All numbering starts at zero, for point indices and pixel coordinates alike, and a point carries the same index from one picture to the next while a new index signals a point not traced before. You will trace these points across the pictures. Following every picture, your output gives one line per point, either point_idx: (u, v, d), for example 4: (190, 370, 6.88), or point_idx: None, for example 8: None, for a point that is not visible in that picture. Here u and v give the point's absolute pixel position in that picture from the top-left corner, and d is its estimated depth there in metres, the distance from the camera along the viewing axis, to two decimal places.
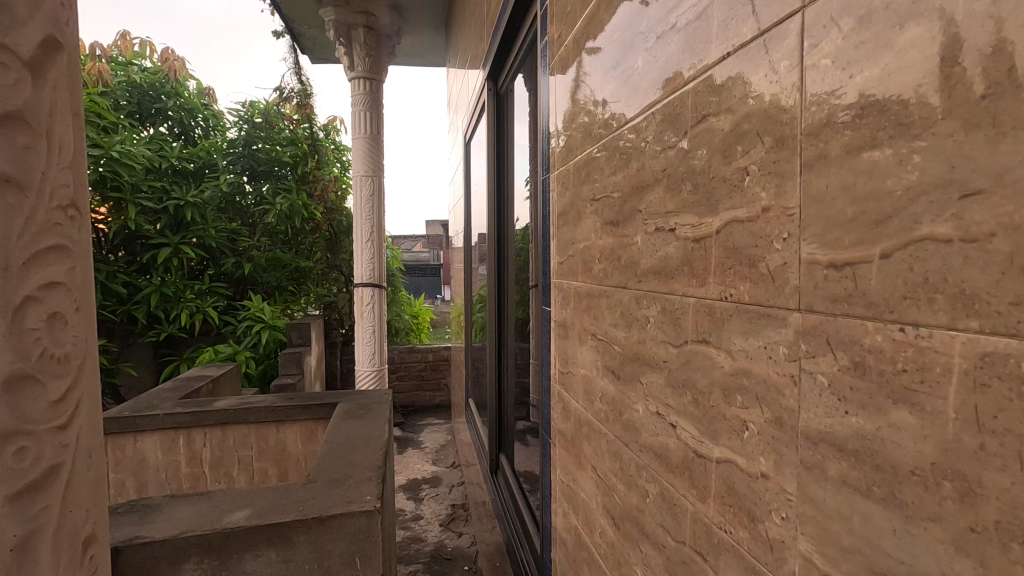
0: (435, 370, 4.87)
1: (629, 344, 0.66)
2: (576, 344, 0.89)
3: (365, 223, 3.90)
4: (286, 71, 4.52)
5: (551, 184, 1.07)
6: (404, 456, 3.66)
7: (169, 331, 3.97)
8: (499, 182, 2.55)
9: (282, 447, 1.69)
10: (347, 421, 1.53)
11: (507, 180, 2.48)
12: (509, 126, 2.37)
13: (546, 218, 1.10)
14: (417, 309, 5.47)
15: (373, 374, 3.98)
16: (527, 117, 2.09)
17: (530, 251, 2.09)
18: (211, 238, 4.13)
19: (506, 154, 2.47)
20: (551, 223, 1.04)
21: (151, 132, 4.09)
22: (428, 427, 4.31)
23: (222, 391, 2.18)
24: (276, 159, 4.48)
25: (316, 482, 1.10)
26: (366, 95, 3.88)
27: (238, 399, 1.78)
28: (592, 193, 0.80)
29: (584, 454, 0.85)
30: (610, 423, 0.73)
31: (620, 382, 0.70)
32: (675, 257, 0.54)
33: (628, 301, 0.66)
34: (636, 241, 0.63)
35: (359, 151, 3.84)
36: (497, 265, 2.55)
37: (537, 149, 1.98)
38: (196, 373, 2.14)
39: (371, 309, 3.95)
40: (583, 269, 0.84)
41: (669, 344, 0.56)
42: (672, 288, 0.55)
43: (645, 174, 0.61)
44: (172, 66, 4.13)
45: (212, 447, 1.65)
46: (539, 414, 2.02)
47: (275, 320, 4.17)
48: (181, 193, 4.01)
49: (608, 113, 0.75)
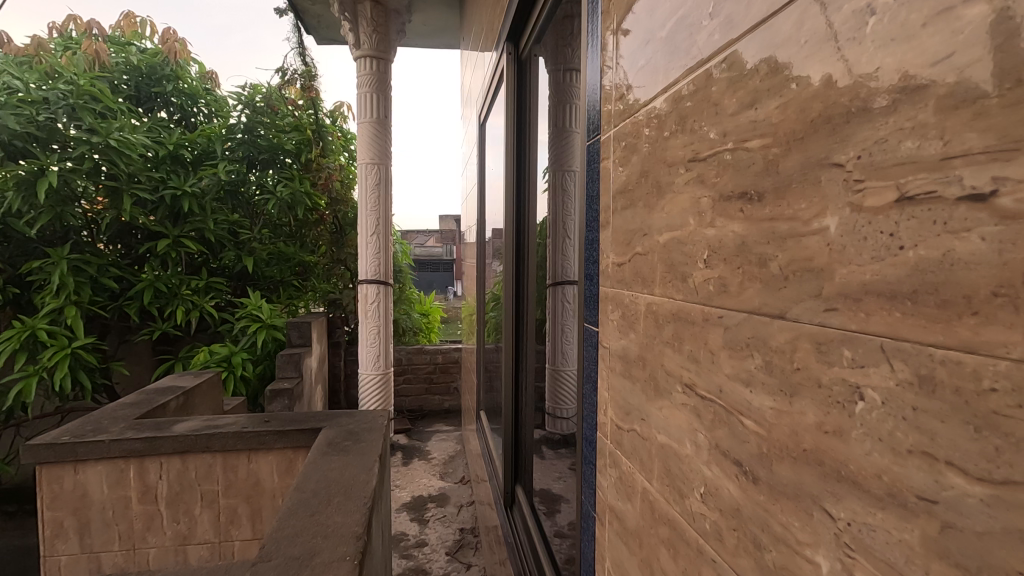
0: (445, 373, 4.59)
1: (790, 429, 0.34)
2: (648, 395, 0.57)
3: (370, 217, 3.61)
4: (289, 51, 4.30)
5: (600, 151, 0.75)
6: (409, 468, 3.39)
7: (164, 329, 3.72)
8: (518, 165, 2.20)
9: (255, 481, 1.41)
10: (329, 456, 1.23)
11: (528, 162, 2.13)
12: (533, 100, 2.03)
13: (590, 205, 0.78)
14: (427, 307, 5.18)
15: (378, 378, 3.69)
16: (556, 86, 1.75)
17: (557, 245, 1.77)
18: (210, 231, 3.84)
19: (527, 134, 2.12)
20: (601, 208, 0.73)
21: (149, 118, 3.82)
22: (436, 434, 4.04)
23: (197, 405, 1.90)
24: (278, 146, 4.18)
25: (269, 561, 0.80)
26: (373, 75, 3.57)
27: (205, 419, 1.50)
28: (688, 155, 0.48)
29: (659, 567, 0.54)
30: (727, 549, 0.42)
31: (760, 489, 0.38)
32: (994, 265, 0.22)
33: (793, 348, 0.34)
34: (826, 229, 0.31)
35: (363, 138, 3.57)
36: (515, 262, 2.20)
37: (570, 124, 1.65)
38: (164, 385, 1.86)
39: (376, 307, 3.66)
40: (667, 275, 0.52)
41: (944, 466, 0.24)
42: (970, 338, 0.23)
43: (854, 84, 0.29)
44: (171, 48, 3.82)
45: (169, 481, 1.38)
46: (566, 438, 1.69)
47: (274, 319, 3.87)
48: (178, 181, 3.70)
49: (726, 11, 0.43)
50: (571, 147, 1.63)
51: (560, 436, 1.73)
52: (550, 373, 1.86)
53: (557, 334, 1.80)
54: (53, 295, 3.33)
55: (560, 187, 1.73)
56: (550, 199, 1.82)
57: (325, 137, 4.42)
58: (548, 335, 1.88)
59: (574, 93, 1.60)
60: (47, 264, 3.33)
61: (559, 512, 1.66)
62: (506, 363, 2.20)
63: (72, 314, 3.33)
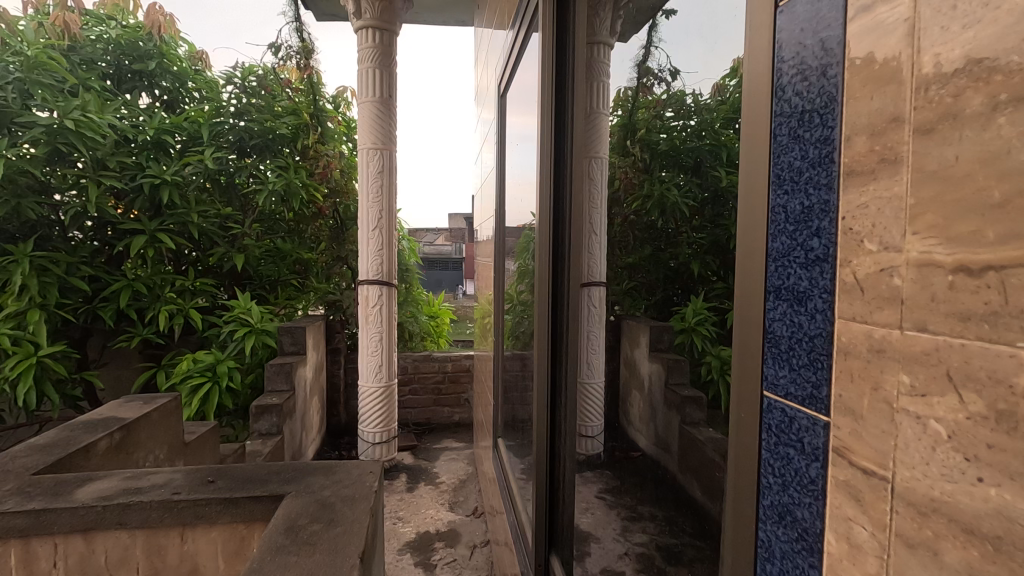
0: (454, 383, 4.19)
1: None
2: None
3: (372, 209, 3.21)
4: (284, 26, 3.86)
5: (818, 19, 0.33)
6: (414, 495, 3.00)
7: (144, 335, 3.35)
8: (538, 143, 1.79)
9: (191, 568, 1.00)
10: (278, 554, 0.81)
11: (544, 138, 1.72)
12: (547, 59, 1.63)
13: (819, 142, 0.33)
14: (435, 309, 4.79)
15: (379, 392, 3.28)
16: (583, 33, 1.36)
17: (579, 227, 1.36)
18: (194, 226, 3.47)
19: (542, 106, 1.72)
20: (845, 144, 0.31)
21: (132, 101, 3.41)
22: (445, 453, 3.65)
23: (145, 442, 1.52)
24: (271, 131, 3.77)
25: None
26: (375, 48, 3.15)
27: (127, 476, 1.09)
28: None
29: None
30: None
31: None
32: None
33: None
34: None
35: (365, 121, 3.17)
36: (551, 260, 1.54)
37: (598, 73, 1.26)
38: (96, 418, 1.47)
39: (378, 310, 3.25)
40: None
41: None
42: None
43: None
44: (155, 21, 3.43)
45: (68, 570, 0.98)
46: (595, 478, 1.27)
47: (264, 324, 3.45)
48: (158, 168, 3.33)
49: None
50: (600, 102, 1.23)
51: (582, 456, 1.36)
52: (572, 387, 1.45)
53: (580, 341, 1.38)
54: (14, 297, 2.95)
55: (579, 174, 1.36)
56: (572, 174, 1.41)
57: (324, 122, 4.01)
58: (569, 344, 1.46)
59: (599, 69, 1.25)
60: (8, 262, 2.95)
61: (587, 556, 1.26)
62: (539, 398, 1.58)
63: (35, 319, 2.95)
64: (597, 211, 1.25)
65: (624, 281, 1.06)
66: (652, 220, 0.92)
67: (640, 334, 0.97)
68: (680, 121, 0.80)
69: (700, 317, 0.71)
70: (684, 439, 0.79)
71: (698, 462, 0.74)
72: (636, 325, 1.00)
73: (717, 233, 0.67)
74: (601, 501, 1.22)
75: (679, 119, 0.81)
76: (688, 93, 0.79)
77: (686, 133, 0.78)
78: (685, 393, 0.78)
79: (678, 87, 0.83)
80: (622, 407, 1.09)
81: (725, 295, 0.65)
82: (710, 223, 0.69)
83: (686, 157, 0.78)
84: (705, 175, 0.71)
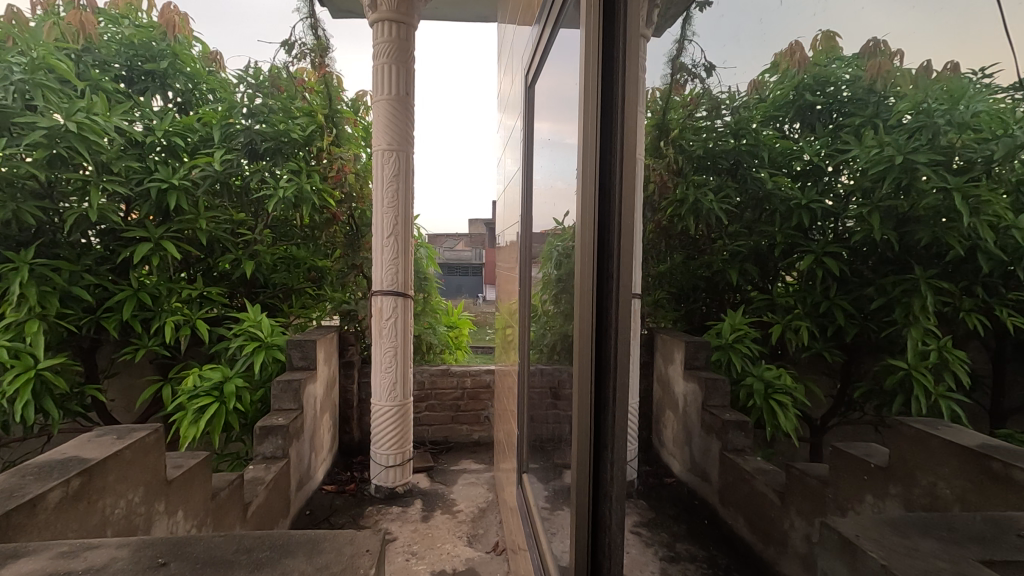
0: (473, 400, 3.95)
1: None
2: None
3: (385, 215, 3.00)
4: (297, 23, 3.70)
5: None
6: (430, 525, 2.76)
7: (149, 348, 3.16)
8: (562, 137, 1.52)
9: None
10: None
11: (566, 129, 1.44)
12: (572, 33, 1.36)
13: None
14: (454, 319, 4.64)
15: (391, 411, 3.06)
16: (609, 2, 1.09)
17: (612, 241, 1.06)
18: (203, 232, 3.30)
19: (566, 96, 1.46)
20: None
21: (156, 106, 3.24)
22: (464, 476, 3.40)
23: (112, 487, 1.29)
24: (284, 134, 3.58)
25: None
26: (391, 43, 2.94)
27: (55, 555, 0.85)
28: None
29: None
30: None
31: None
32: None
33: None
34: None
35: (380, 119, 2.97)
36: (593, 297, 1.14)
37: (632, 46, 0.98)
38: (56, 460, 1.25)
39: (391, 323, 3.03)
40: None
41: None
42: None
43: None
44: (170, 20, 3.26)
45: None
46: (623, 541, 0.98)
47: (273, 337, 3.25)
48: (166, 172, 3.15)
49: None
50: (636, 81, 0.95)
51: (613, 517, 1.04)
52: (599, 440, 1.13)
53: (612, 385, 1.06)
54: (12, 308, 2.77)
55: (622, 178, 1.01)
56: (598, 176, 1.12)
57: (340, 125, 3.84)
58: (594, 388, 1.14)
59: (633, 45, 0.97)
60: (8, 270, 2.80)
61: None
62: (578, 462, 1.15)
63: (33, 330, 2.77)
64: (634, 219, 0.94)
65: (654, 290, 0.78)
66: (683, 231, 0.65)
67: (671, 350, 0.70)
68: (709, 128, 0.56)
69: (737, 332, 0.46)
70: (728, 469, 0.53)
71: (746, 501, 0.49)
72: (665, 338, 0.72)
73: (752, 240, 0.43)
74: (637, 538, 0.88)
75: (706, 128, 0.57)
76: (719, 94, 0.54)
77: (714, 136, 0.54)
78: (725, 416, 0.53)
79: (710, 86, 0.58)
80: (655, 428, 0.80)
81: (769, 305, 0.40)
82: (745, 229, 0.44)
83: (715, 166, 0.53)
84: (739, 179, 0.47)
